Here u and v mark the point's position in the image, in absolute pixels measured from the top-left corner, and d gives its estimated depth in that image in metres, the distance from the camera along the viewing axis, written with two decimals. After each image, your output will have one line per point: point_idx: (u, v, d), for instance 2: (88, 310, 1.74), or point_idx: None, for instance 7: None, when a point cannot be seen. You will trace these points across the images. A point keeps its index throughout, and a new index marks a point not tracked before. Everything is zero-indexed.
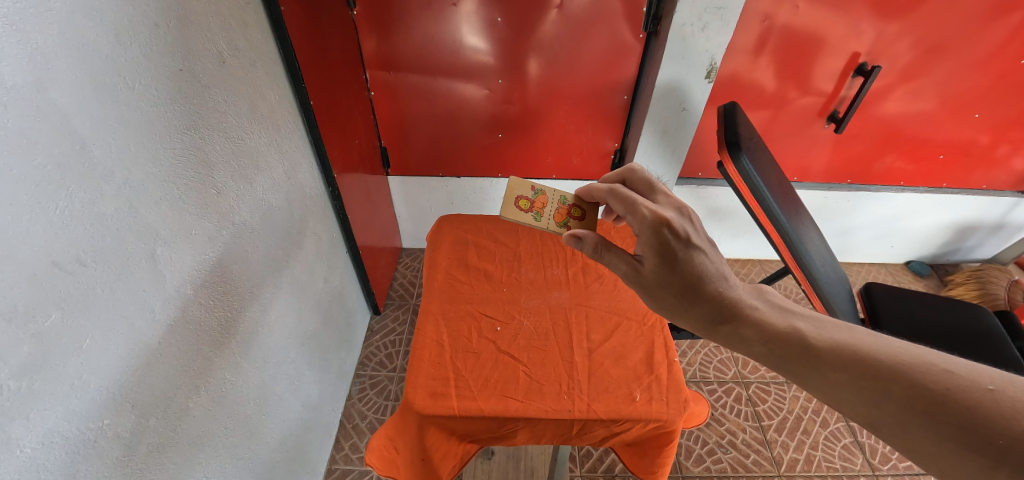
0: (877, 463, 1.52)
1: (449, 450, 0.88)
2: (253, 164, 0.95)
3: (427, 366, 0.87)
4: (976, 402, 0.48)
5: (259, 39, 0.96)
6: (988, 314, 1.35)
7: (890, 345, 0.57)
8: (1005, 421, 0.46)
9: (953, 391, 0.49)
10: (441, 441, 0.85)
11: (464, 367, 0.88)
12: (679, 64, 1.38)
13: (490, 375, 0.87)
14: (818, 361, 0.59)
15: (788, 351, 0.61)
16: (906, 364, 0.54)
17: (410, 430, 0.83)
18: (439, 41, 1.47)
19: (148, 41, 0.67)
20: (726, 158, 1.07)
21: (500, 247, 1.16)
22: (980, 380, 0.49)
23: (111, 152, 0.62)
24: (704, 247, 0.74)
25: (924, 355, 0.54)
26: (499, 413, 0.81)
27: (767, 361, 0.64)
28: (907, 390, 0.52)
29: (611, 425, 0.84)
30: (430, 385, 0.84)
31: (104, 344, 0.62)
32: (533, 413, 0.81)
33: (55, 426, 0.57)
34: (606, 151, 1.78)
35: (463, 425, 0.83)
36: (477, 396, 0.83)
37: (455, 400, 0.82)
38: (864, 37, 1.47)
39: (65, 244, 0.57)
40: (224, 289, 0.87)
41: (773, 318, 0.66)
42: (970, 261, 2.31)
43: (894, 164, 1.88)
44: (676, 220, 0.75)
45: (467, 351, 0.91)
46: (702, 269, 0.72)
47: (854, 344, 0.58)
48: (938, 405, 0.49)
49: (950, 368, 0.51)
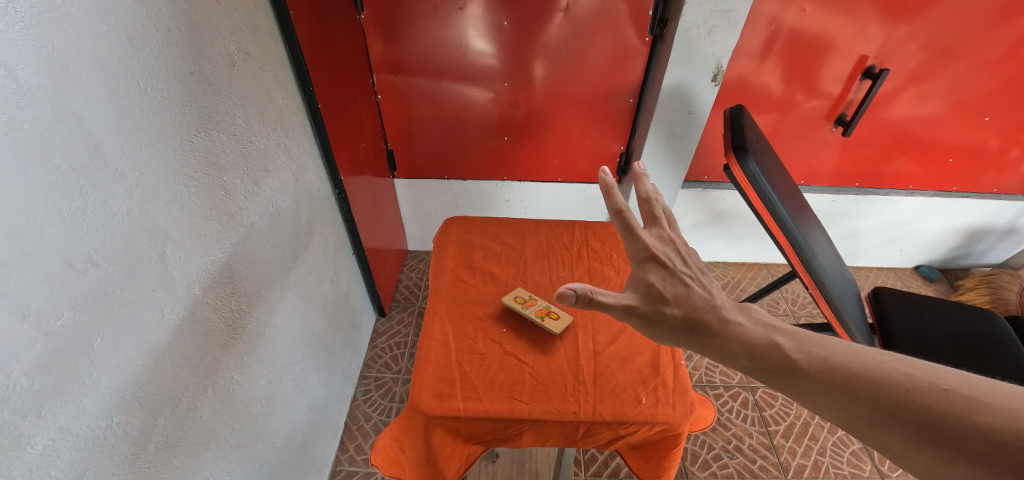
0: (886, 470, 1.50)
1: (455, 452, 0.88)
2: (261, 167, 0.96)
3: (433, 367, 0.87)
4: (933, 401, 0.47)
5: (268, 43, 0.97)
6: (999, 319, 1.34)
7: (857, 352, 0.56)
8: (961, 417, 0.45)
9: (913, 392, 0.49)
10: (447, 442, 0.85)
11: (469, 368, 0.88)
12: (686, 67, 1.38)
13: (495, 377, 0.87)
14: (794, 371, 0.58)
15: (768, 362, 0.60)
16: (870, 369, 0.53)
17: (416, 431, 0.83)
18: (446, 45, 1.48)
19: (160, 46, 0.69)
20: (732, 163, 1.06)
21: (506, 250, 1.16)
22: (938, 381, 0.48)
23: (123, 154, 0.63)
24: (690, 272, 0.76)
25: (886, 360, 0.53)
26: (504, 414, 0.81)
27: (754, 375, 0.62)
28: (872, 393, 0.51)
29: (616, 428, 0.83)
30: (436, 386, 0.84)
31: (115, 344, 0.63)
32: (538, 415, 0.81)
33: (66, 424, 0.57)
34: (613, 154, 1.78)
35: (468, 426, 0.83)
36: (483, 397, 0.83)
37: (461, 401, 0.82)
38: (872, 40, 1.46)
39: (78, 244, 0.58)
40: (232, 289, 0.88)
41: (755, 330, 0.65)
42: (980, 266, 2.28)
43: (903, 168, 1.86)
44: (662, 250, 0.77)
45: (472, 352, 0.91)
46: (686, 289, 0.73)
47: (823, 352, 0.57)
48: (901, 406, 0.48)
49: (911, 372, 0.50)
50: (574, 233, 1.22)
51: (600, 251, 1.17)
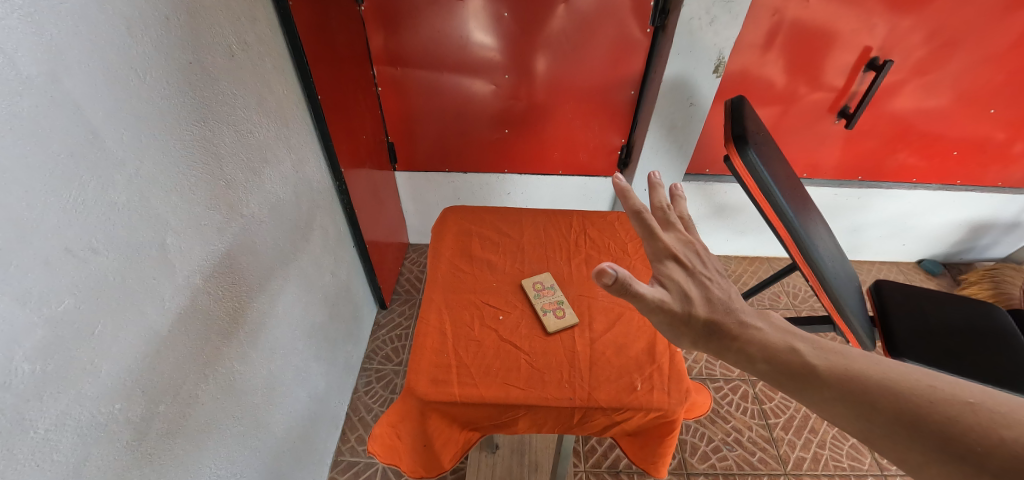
0: (886, 463, 1.51)
1: (451, 438, 0.88)
2: (261, 158, 0.97)
3: (429, 354, 0.88)
4: (956, 414, 0.46)
5: (267, 33, 0.97)
6: (1000, 311, 1.34)
7: (881, 363, 0.55)
8: (985, 431, 0.44)
9: (936, 404, 0.48)
10: (443, 428, 0.86)
11: (466, 355, 0.88)
12: (687, 58, 1.37)
13: (491, 363, 0.87)
14: (814, 378, 0.57)
15: (788, 368, 0.60)
16: (892, 380, 0.52)
17: (413, 417, 0.83)
18: (446, 36, 1.47)
19: (159, 35, 0.69)
20: (732, 152, 1.05)
21: (504, 239, 1.16)
22: (963, 393, 0.47)
23: (122, 143, 0.63)
24: (709, 273, 0.75)
25: (910, 371, 0.52)
26: (499, 400, 0.82)
27: (773, 379, 0.62)
28: (892, 403, 0.50)
29: (611, 414, 0.84)
30: (433, 372, 0.85)
31: (115, 331, 0.64)
32: (534, 400, 0.82)
33: (68, 409, 0.58)
34: (614, 147, 1.77)
35: (464, 412, 0.84)
36: (479, 383, 0.84)
37: (457, 387, 0.83)
38: (876, 31, 1.45)
39: (78, 231, 0.58)
40: (232, 279, 0.88)
41: (774, 336, 0.64)
42: (984, 260, 2.27)
43: (907, 161, 1.84)
44: (683, 252, 0.78)
45: (469, 339, 0.91)
46: (707, 292, 0.72)
47: (845, 362, 0.57)
48: (923, 419, 0.48)
49: (934, 383, 0.49)
50: (572, 222, 1.22)
51: (597, 241, 1.17)
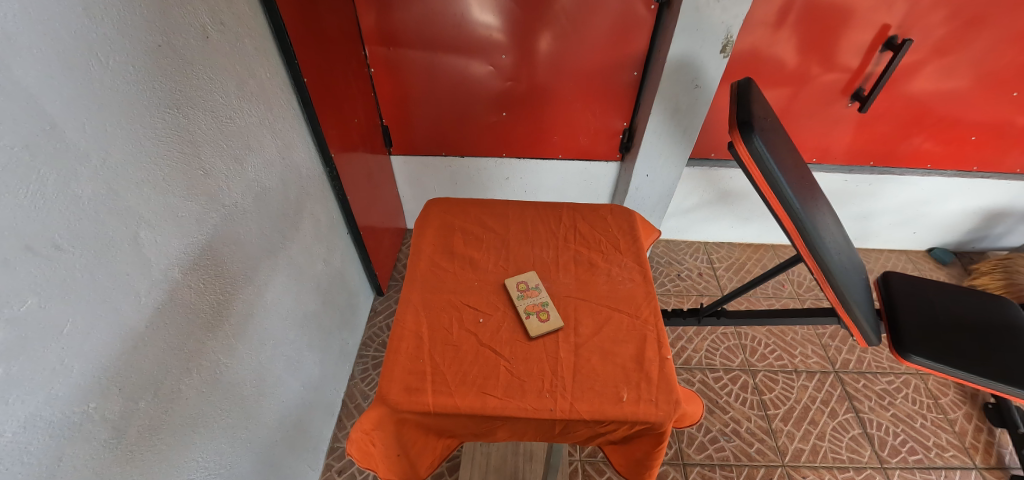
0: (886, 456, 1.49)
1: (427, 446, 0.88)
2: (243, 144, 0.93)
3: (404, 360, 0.86)
4: None
5: (246, 13, 0.92)
6: (1013, 306, 1.30)
7: None
8: None
9: None
10: (417, 437, 0.85)
11: (442, 361, 0.86)
12: (693, 37, 1.30)
13: (468, 370, 0.85)
14: None
15: None
16: None
17: (387, 426, 0.81)
18: (442, 15, 1.41)
19: (123, 16, 0.64)
20: (737, 140, 0.99)
21: (488, 234, 1.12)
22: None
23: (84, 133, 0.59)
24: None
25: None
26: (476, 410, 0.79)
27: None
28: None
29: (594, 425, 0.82)
30: (407, 379, 0.83)
31: (87, 329, 0.61)
32: (511, 411, 0.79)
33: (38, 410, 0.56)
34: (615, 131, 1.71)
35: (436, 422, 0.82)
36: (454, 392, 0.81)
37: (431, 396, 0.81)
38: (896, 8, 1.37)
39: (40, 228, 0.55)
40: (215, 272, 0.86)
41: None
42: (997, 249, 2.21)
43: (922, 146, 1.76)
44: None
45: (446, 344, 0.89)
46: None
47: None
48: None
49: None
50: (562, 216, 1.18)
51: (588, 236, 1.13)
